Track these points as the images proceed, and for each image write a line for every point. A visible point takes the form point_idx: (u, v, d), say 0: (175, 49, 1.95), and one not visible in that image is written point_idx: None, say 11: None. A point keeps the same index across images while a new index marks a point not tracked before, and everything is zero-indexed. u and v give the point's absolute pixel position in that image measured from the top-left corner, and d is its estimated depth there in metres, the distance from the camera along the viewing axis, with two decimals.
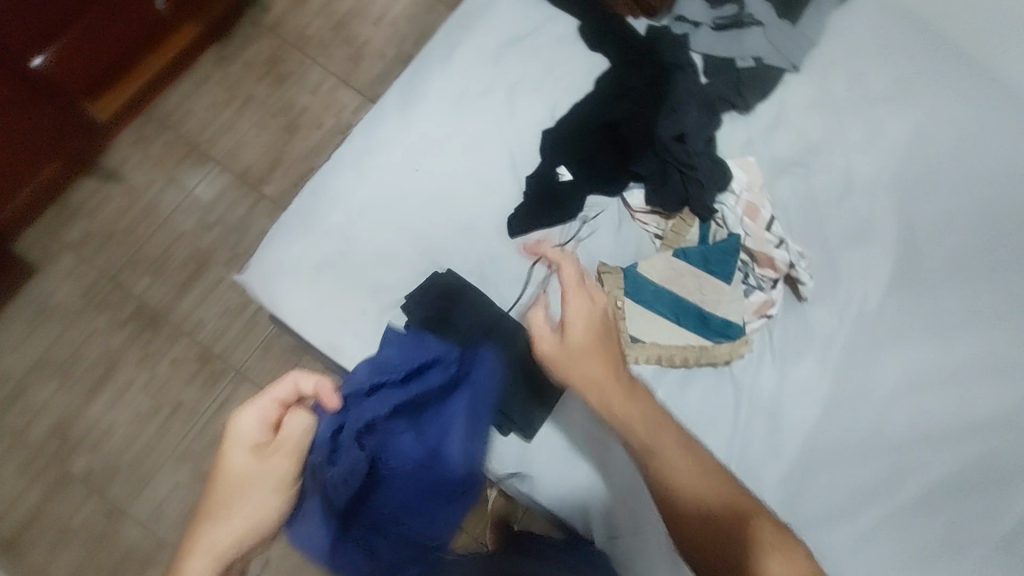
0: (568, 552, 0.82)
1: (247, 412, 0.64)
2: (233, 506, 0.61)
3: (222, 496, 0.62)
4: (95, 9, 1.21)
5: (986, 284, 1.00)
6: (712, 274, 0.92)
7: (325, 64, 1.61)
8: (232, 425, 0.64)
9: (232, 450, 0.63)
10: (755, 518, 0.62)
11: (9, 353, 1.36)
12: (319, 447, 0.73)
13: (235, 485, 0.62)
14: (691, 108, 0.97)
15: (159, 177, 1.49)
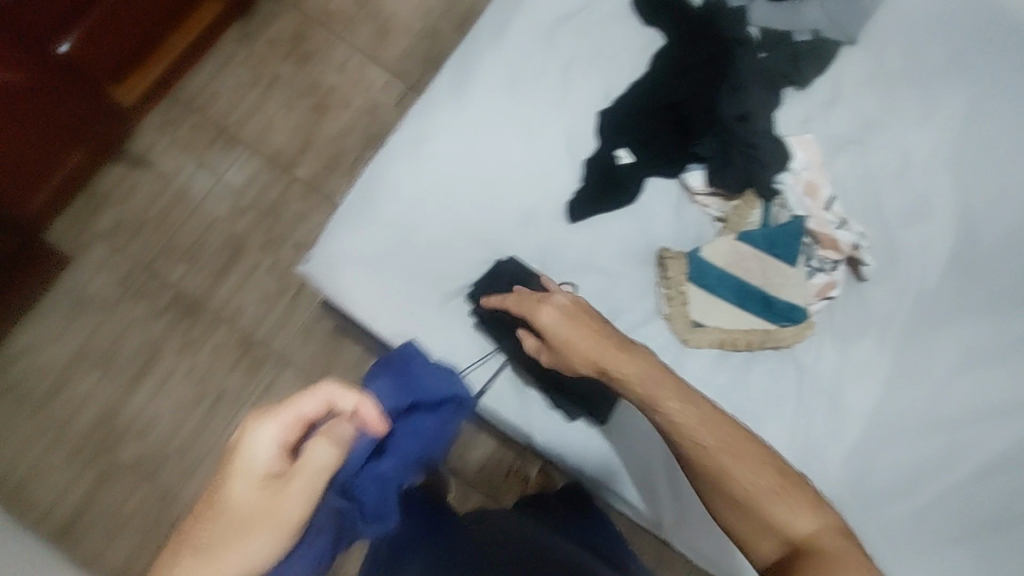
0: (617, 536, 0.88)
1: (267, 429, 0.53)
2: (232, 545, 0.50)
3: (219, 530, 0.51)
4: None
5: None
6: (777, 257, 0.91)
7: (350, 40, 1.56)
8: (246, 442, 0.52)
9: (241, 474, 0.52)
10: (795, 505, 0.61)
11: (49, 344, 1.34)
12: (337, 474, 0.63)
13: (236, 519, 0.51)
14: (753, 84, 0.93)
15: (189, 161, 1.46)
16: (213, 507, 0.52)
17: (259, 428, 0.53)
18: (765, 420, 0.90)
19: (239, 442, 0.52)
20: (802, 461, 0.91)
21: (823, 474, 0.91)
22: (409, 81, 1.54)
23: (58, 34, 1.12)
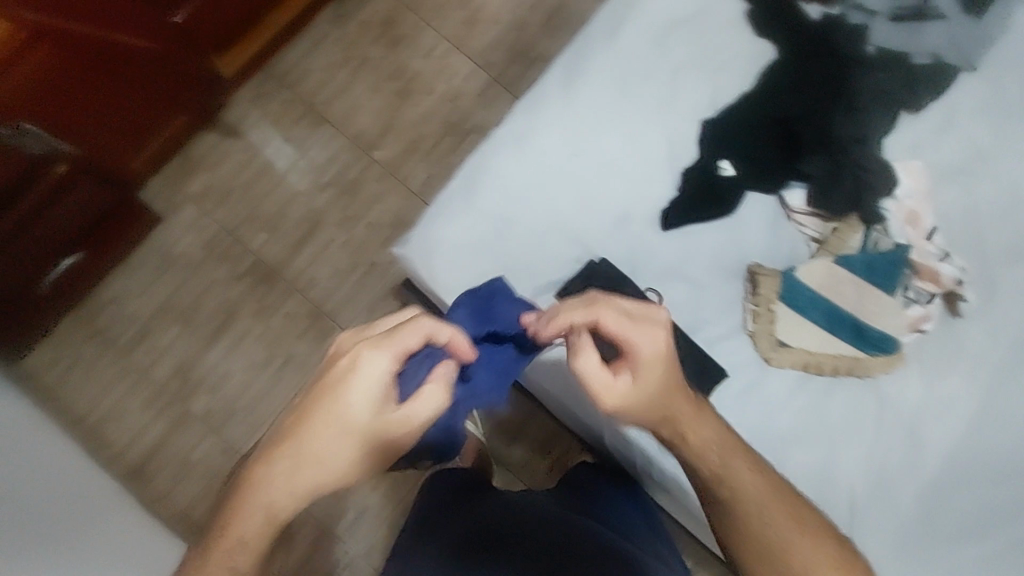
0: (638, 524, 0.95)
1: (378, 357, 0.61)
2: (342, 447, 0.62)
3: (332, 435, 0.62)
4: None
5: None
6: (876, 285, 0.89)
7: (438, 28, 1.58)
8: (360, 366, 0.61)
9: (354, 392, 0.61)
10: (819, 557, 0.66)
11: (138, 295, 1.43)
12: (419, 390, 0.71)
13: (345, 427, 0.62)
14: (869, 105, 0.93)
15: (276, 135, 1.52)
16: (326, 415, 0.62)
17: (371, 355, 0.61)
18: (843, 447, 0.88)
19: (355, 365, 0.61)
20: (875, 495, 0.88)
21: (899, 510, 0.88)
22: (492, 73, 1.55)
23: (176, 6, 1.18)
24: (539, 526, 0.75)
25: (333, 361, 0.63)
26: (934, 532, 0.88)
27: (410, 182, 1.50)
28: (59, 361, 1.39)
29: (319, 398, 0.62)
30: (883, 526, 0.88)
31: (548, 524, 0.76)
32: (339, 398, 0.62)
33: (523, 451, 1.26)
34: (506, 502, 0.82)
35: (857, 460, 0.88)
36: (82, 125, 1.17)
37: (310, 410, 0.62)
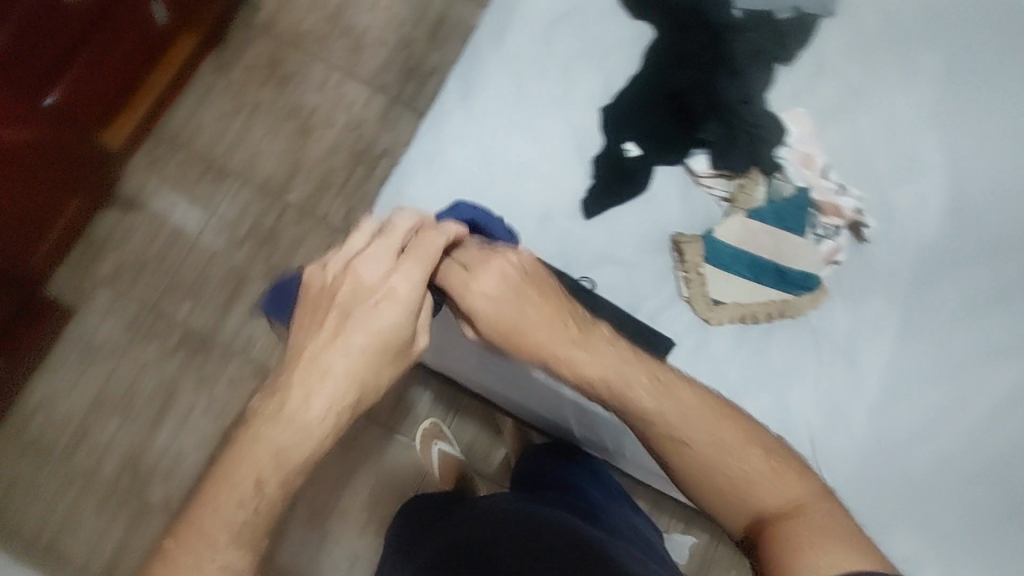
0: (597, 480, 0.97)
1: (410, 272, 0.63)
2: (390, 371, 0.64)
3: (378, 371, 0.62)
4: (101, 32, 1.18)
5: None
6: (787, 230, 0.95)
7: (326, 59, 1.55)
8: (399, 288, 0.62)
9: (395, 314, 0.62)
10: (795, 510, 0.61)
11: (61, 396, 1.31)
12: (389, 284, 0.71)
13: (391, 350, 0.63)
14: (749, 67, 0.97)
15: (181, 198, 1.44)
16: (367, 340, 0.61)
17: (411, 270, 0.64)
18: (789, 386, 0.95)
19: (393, 289, 0.62)
20: (827, 421, 0.96)
21: (849, 428, 0.96)
22: (390, 93, 1.54)
23: (45, 86, 1.13)
24: (505, 529, 0.76)
25: (365, 290, 0.62)
26: (884, 443, 0.96)
27: (331, 218, 1.47)
28: None
29: (358, 328, 0.61)
30: (840, 448, 0.95)
31: (513, 525, 0.76)
32: (380, 320, 0.62)
33: (501, 462, 1.29)
34: (468, 516, 0.83)
35: (804, 393, 0.95)
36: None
37: (347, 343, 0.61)
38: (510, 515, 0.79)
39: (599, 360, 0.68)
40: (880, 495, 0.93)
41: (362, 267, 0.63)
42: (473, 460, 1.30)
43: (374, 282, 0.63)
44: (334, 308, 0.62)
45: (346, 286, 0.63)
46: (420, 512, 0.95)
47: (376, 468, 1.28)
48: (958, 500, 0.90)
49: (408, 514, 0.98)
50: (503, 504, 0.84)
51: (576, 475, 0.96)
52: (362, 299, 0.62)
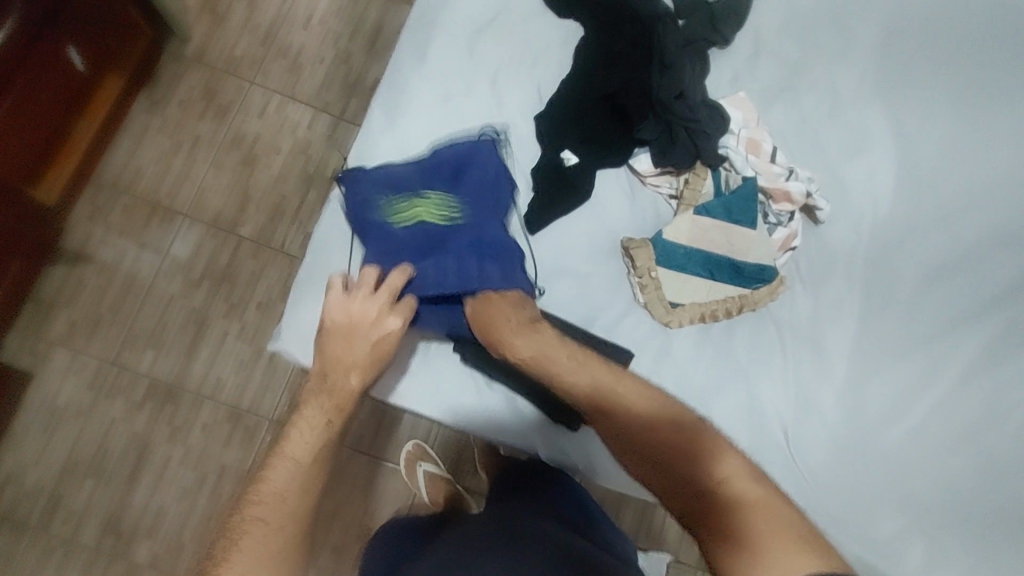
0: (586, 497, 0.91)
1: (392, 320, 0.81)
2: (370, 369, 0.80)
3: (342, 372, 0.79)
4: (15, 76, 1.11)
5: (997, 151, 0.95)
6: (738, 223, 0.92)
7: (264, 83, 1.47)
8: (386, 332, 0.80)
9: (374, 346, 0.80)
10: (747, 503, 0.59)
11: (33, 464, 1.27)
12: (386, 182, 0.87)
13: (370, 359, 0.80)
14: (684, 60, 0.93)
15: (129, 244, 1.37)
16: (363, 355, 0.79)
17: (401, 322, 0.81)
18: (754, 377, 0.95)
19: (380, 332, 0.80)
20: (797, 411, 0.96)
21: (819, 415, 0.96)
22: (334, 112, 1.47)
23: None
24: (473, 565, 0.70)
25: (363, 327, 0.80)
26: (857, 428, 0.95)
27: (288, 247, 1.41)
28: None
29: (355, 351, 0.79)
30: (814, 438, 0.95)
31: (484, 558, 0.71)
32: (384, 340, 0.80)
33: None
34: (439, 552, 0.77)
35: (773, 386, 0.96)
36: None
37: (358, 355, 0.79)
38: (479, 548, 0.73)
39: (532, 342, 0.81)
40: (849, 485, 0.92)
41: (365, 313, 0.80)
42: (458, 477, 1.28)
43: (375, 327, 0.80)
44: (344, 341, 0.79)
45: (352, 330, 0.80)
46: (385, 548, 0.88)
47: (362, 500, 1.25)
48: (934, 475, 0.89)
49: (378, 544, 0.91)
50: (472, 536, 0.78)
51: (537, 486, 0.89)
52: (364, 340, 0.80)
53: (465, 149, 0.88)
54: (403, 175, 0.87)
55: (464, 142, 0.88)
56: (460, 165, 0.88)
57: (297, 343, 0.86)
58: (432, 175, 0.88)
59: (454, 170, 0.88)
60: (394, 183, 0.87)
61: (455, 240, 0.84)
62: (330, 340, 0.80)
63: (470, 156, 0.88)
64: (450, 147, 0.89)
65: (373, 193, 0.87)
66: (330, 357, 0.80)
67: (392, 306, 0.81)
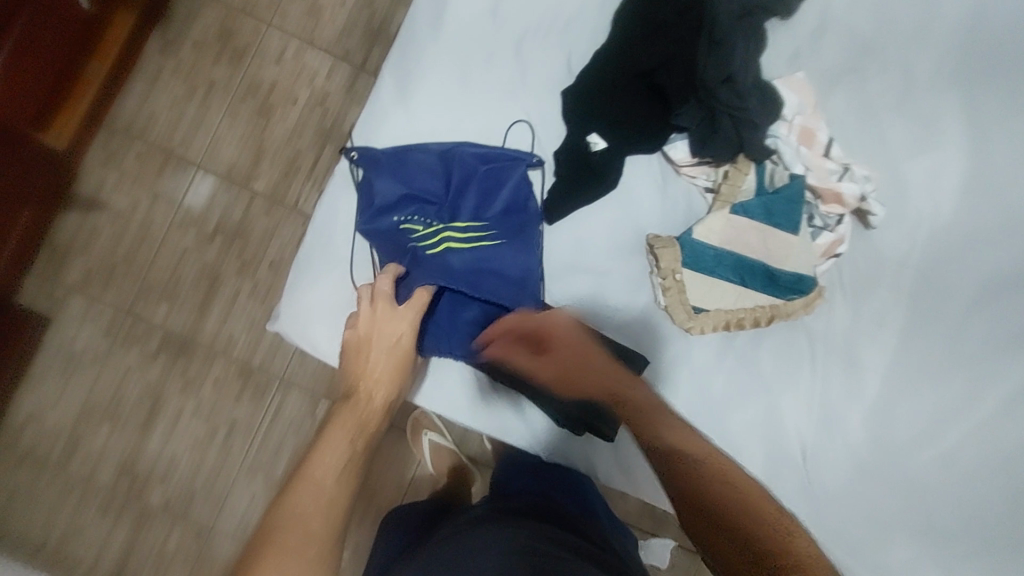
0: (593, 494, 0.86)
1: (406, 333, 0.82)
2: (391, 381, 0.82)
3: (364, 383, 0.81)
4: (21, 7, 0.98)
5: None
6: (778, 227, 0.84)
7: (281, 26, 1.28)
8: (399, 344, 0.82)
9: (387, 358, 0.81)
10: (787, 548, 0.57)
11: (50, 406, 1.24)
12: (413, 183, 0.84)
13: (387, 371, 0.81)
14: (738, 38, 0.82)
15: (143, 193, 1.27)
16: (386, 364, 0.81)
17: (410, 327, 0.81)
18: (777, 387, 0.90)
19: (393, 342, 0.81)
20: (819, 427, 0.90)
21: (843, 435, 0.90)
22: (354, 62, 1.28)
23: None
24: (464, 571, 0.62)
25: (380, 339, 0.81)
26: (883, 450, 0.88)
27: (304, 206, 1.28)
28: None
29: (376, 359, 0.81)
30: (836, 455, 0.89)
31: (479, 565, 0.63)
32: (398, 345, 0.82)
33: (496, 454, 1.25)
34: (434, 550, 0.70)
35: (797, 400, 0.90)
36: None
37: (378, 369, 0.81)
38: (474, 551, 0.66)
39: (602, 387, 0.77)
40: (865, 505, 0.87)
41: (373, 328, 0.81)
42: (463, 446, 1.16)
43: (385, 336, 0.81)
44: (359, 357, 0.81)
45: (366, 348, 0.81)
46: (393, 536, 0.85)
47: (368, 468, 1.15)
48: (953, 498, 0.84)
49: (383, 545, 0.86)
50: (467, 535, 0.70)
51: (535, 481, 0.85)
52: (380, 355, 0.81)
53: (499, 167, 0.85)
54: (430, 186, 0.84)
55: (498, 157, 0.85)
56: (491, 184, 0.85)
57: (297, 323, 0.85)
58: (460, 191, 0.84)
59: (483, 187, 0.85)
60: (420, 196, 0.84)
61: (484, 268, 0.82)
62: (350, 358, 0.82)
63: (503, 176, 0.85)
64: (484, 155, 0.85)
65: (396, 204, 0.83)
66: (356, 372, 0.82)
67: (394, 312, 0.81)
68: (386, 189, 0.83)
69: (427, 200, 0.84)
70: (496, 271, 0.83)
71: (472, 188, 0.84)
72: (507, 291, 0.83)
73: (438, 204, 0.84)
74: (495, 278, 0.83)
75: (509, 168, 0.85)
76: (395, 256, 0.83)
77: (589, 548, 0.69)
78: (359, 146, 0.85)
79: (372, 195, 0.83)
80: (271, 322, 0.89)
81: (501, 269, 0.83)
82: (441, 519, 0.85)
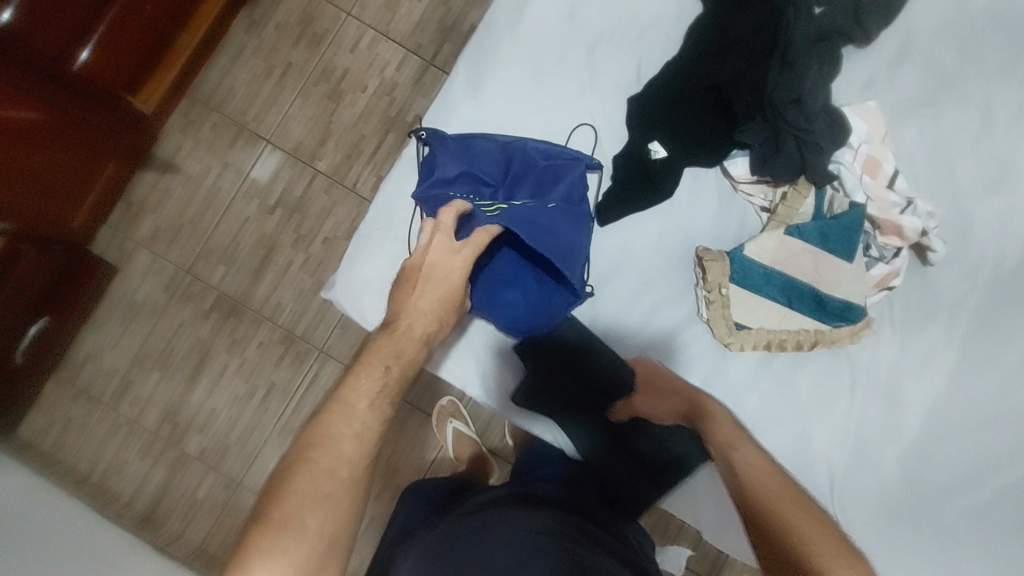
0: (620, 508, 0.85)
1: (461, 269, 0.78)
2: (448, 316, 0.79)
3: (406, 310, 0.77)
4: None
5: None
6: (833, 253, 0.83)
7: (360, 16, 1.33)
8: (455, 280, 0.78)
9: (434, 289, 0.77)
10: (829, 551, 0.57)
11: (108, 349, 1.32)
12: (474, 160, 0.85)
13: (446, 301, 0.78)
14: (811, 61, 0.83)
15: (214, 161, 1.34)
16: (440, 295, 0.78)
17: (462, 265, 0.78)
18: (811, 418, 0.89)
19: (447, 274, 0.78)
20: (849, 460, 0.88)
21: (876, 474, 0.87)
22: (425, 56, 1.32)
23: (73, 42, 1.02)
24: (487, 543, 0.66)
25: (438, 269, 0.78)
26: (919, 493, 0.86)
27: (361, 188, 1.33)
28: (48, 428, 1.30)
29: (430, 288, 0.77)
30: (864, 492, 0.87)
31: (500, 539, 0.66)
32: (453, 289, 0.78)
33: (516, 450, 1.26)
34: (456, 518, 0.72)
35: (830, 431, 0.89)
36: (16, 205, 1.04)
37: (425, 305, 0.77)
38: (494, 523, 0.69)
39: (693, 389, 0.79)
40: (905, 548, 0.83)
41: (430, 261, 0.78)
42: (485, 437, 1.19)
43: (438, 271, 0.78)
44: (410, 288, 0.77)
45: (420, 281, 0.78)
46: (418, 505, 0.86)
47: (393, 445, 1.18)
48: (991, 550, 0.80)
49: (403, 514, 0.87)
50: (484, 512, 0.72)
51: (562, 470, 0.87)
52: (429, 291, 0.77)
53: (558, 165, 0.87)
54: (489, 170, 0.85)
55: (558, 155, 0.87)
56: (547, 179, 0.86)
57: (349, 293, 0.89)
58: (518, 179, 0.86)
59: (540, 180, 0.86)
60: (478, 176, 0.84)
61: (536, 221, 0.80)
62: (403, 286, 0.78)
63: (562, 172, 0.86)
64: (547, 151, 0.87)
65: (455, 179, 0.83)
66: (402, 307, 0.77)
67: (456, 251, 0.78)
68: (448, 161, 0.83)
69: (488, 175, 0.85)
70: (548, 231, 0.81)
71: (529, 176, 0.86)
72: (558, 252, 0.80)
73: (494, 187, 0.85)
74: (547, 233, 0.80)
75: (566, 167, 0.86)
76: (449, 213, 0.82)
77: (602, 536, 0.71)
78: (427, 127, 0.87)
79: (433, 162, 0.84)
80: (323, 291, 0.94)
81: (553, 230, 0.81)
82: (460, 497, 0.86)
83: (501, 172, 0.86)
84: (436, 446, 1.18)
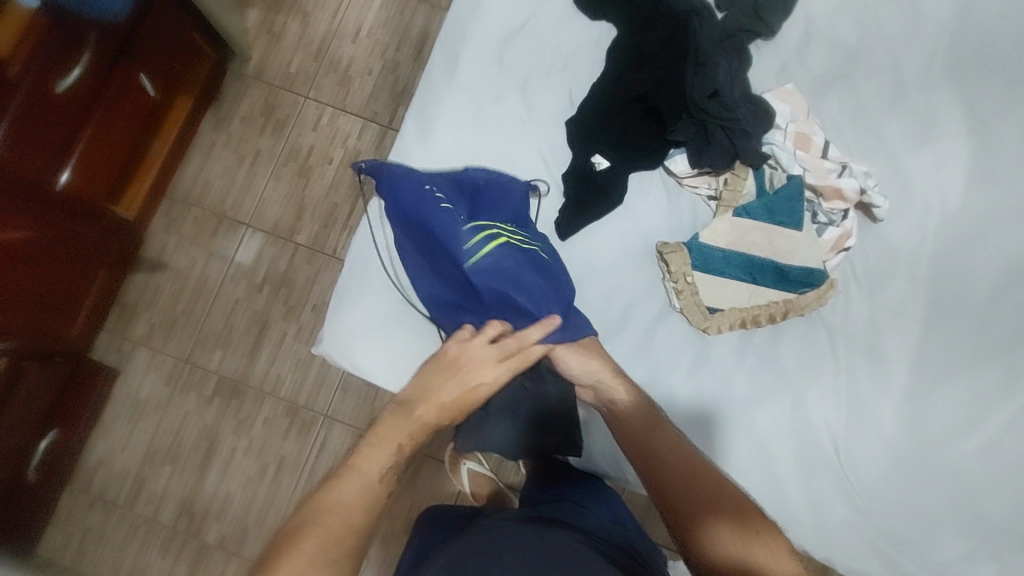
0: (630, 523, 0.84)
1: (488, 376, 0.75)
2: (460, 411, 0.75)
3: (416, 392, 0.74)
4: (104, 100, 1.13)
5: None
6: (781, 225, 0.90)
7: (318, 97, 1.43)
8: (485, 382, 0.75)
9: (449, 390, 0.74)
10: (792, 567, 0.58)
11: (118, 451, 1.34)
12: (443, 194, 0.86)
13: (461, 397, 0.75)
14: (720, 59, 0.92)
15: (200, 252, 1.40)
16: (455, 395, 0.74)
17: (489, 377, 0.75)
18: (805, 387, 0.90)
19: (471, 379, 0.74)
20: (850, 420, 0.89)
21: (875, 432, 0.88)
22: (382, 121, 1.41)
23: (57, 167, 1.09)
24: (512, 560, 0.66)
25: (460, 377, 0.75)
26: (922, 441, 0.86)
27: (342, 252, 1.39)
28: (67, 542, 1.29)
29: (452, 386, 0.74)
30: (869, 453, 0.88)
31: (524, 555, 0.67)
32: (476, 391, 0.74)
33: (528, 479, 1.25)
34: (473, 536, 0.73)
35: (823, 395, 0.90)
36: (14, 325, 1.08)
37: (446, 397, 0.74)
38: (514, 540, 0.70)
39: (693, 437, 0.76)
40: (911, 502, 0.84)
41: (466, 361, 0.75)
42: (501, 474, 1.19)
43: (473, 374, 0.75)
44: (442, 376, 0.74)
45: (444, 371, 0.75)
46: (432, 527, 0.87)
47: (411, 495, 1.19)
48: (1005, 495, 0.79)
49: (418, 539, 0.87)
50: (499, 529, 0.73)
51: (566, 491, 0.84)
52: (453, 384, 0.74)
53: (502, 185, 0.91)
54: (451, 195, 0.86)
55: (499, 176, 0.92)
56: (495, 198, 0.90)
57: (337, 346, 0.93)
58: (473, 204, 0.88)
59: (493, 200, 0.89)
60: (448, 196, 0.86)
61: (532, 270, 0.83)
62: (431, 374, 0.75)
63: (506, 191, 0.91)
64: (490, 174, 0.92)
65: (427, 202, 0.85)
66: (424, 391, 0.74)
67: (499, 360, 0.76)
68: (425, 200, 0.85)
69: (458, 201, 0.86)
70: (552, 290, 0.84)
71: (488, 197, 0.89)
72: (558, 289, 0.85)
73: (462, 206, 0.86)
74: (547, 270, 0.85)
75: (512, 186, 0.91)
76: (442, 251, 0.83)
77: (618, 558, 0.71)
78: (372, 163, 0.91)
79: (409, 203, 0.85)
80: (313, 348, 0.97)
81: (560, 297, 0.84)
82: (484, 513, 0.87)
83: (463, 199, 0.87)
84: (450, 489, 1.18)
